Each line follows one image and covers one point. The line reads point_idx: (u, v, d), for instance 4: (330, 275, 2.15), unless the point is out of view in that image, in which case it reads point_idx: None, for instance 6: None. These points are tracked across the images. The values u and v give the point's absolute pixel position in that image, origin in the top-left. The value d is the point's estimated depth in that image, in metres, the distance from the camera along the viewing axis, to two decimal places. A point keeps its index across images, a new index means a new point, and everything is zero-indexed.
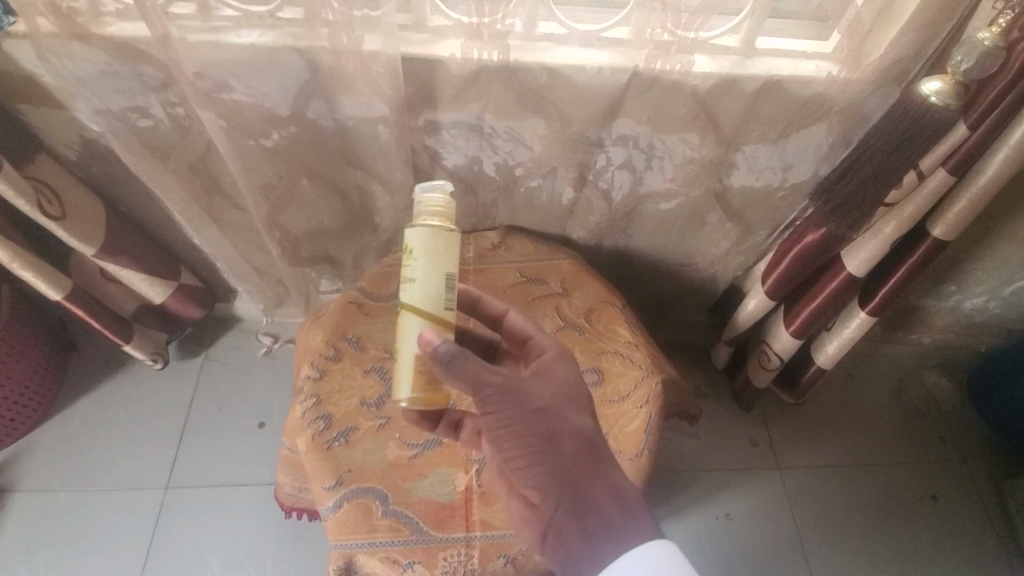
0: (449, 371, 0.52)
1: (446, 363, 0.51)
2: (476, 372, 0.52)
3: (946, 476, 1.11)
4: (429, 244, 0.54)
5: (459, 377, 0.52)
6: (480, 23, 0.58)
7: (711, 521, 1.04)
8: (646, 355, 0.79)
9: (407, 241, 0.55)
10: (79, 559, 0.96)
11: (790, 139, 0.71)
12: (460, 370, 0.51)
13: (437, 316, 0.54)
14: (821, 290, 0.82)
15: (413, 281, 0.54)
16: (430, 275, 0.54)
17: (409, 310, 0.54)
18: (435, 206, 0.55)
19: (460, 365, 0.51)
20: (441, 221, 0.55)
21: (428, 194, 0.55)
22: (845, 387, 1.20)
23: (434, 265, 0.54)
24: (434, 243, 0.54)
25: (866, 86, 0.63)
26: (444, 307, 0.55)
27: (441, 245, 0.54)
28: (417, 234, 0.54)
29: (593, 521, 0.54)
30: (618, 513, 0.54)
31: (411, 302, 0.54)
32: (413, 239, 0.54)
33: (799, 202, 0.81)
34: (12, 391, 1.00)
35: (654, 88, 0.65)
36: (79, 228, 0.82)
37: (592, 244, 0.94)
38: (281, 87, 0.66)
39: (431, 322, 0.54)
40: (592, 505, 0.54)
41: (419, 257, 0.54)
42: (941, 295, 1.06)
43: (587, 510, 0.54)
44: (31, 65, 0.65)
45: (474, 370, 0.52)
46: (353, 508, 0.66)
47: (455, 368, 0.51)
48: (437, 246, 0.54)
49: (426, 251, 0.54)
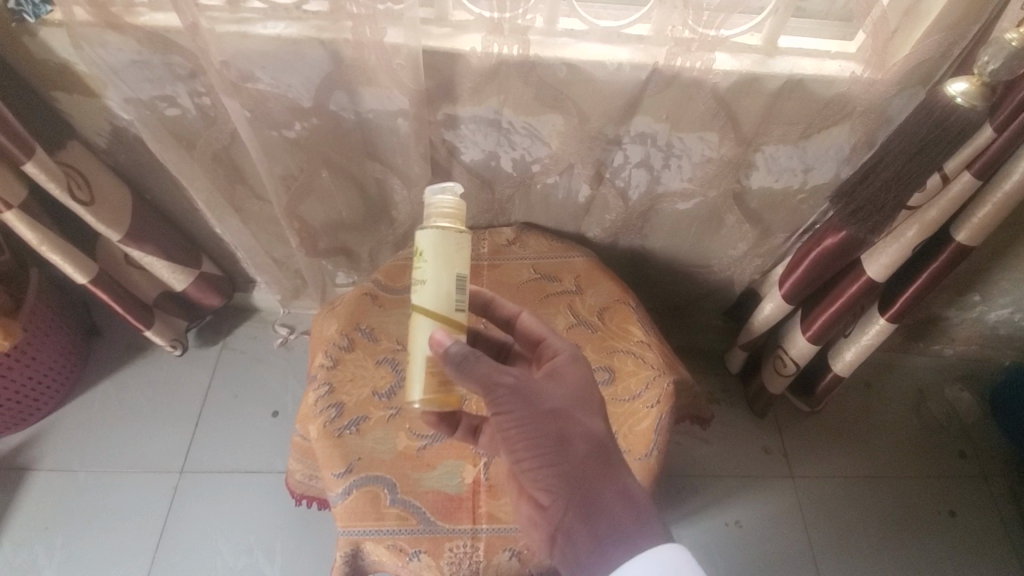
0: (459, 372, 0.52)
1: (457, 364, 0.52)
2: (487, 372, 0.52)
3: (967, 493, 1.08)
4: (438, 246, 0.54)
5: (469, 378, 0.52)
6: (501, 18, 0.58)
7: (720, 528, 1.03)
8: (658, 354, 0.78)
9: (418, 243, 0.55)
10: (95, 538, 0.99)
11: (811, 139, 0.71)
12: (470, 370, 0.52)
13: (449, 317, 0.54)
14: (841, 295, 0.80)
15: (424, 283, 0.55)
16: (440, 278, 0.54)
17: (420, 311, 0.55)
18: (446, 207, 0.56)
19: (471, 366, 0.52)
20: (452, 222, 0.56)
21: (438, 196, 0.56)
22: (863, 396, 1.17)
23: (444, 267, 0.54)
24: (445, 245, 0.54)
25: (891, 88, 0.62)
26: (456, 308, 0.55)
27: (452, 247, 0.55)
28: (427, 237, 0.55)
29: (602, 524, 0.53)
30: (628, 517, 0.54)
31: (421, 305, 0.55)
32: (423, 242, 0.55)
33: (819, 204, 0.80)
34: (39, 373, 1.02)
35: (674, 85, 0.65)
36: (106, 214, 0.84)
37: (607, 243, 0.94)
38: (304, 79, 0.67)
39: (442, 323, 0.54)
40: (602, 508, 0.54)
41: (429, 260, 0.54)
42: (965, 305, 1.04)
43: (598, 514, 0.54)
44: (67, 52, 0.67)
45: (485, 370, 0.52)
46: (363, 494, 0.67)
47: (466, 368, 0.52)
48: (447, 248, 0.54)
49: (435, 254, 0.54)
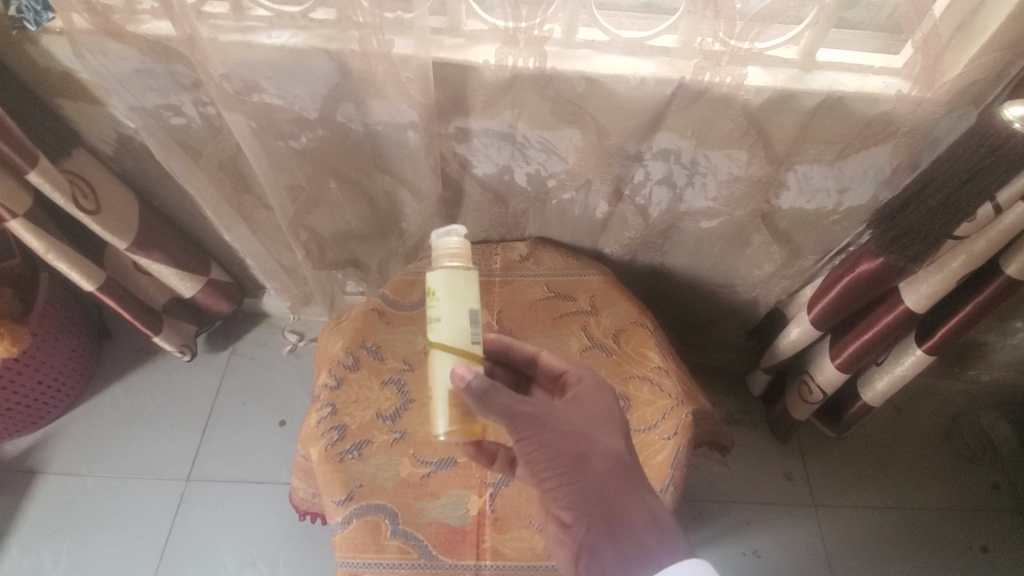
0: (481, 405, 0.51)
1: (478, 397, 0.51)
2: (507, 404, 0.51)
3: (1003, 528, 1.02)
4: (451, 285, 0.55)
5: (491, 409, 0.51)
6: (516, 28, 0.55)
7: (737, 557, 0.98)
8: (677, 383, 0.74)
9: (428, 284, 0.55)
10: (99, 544, 0.98)
11: (849, 159, 0.66)
12: (491, 403, 0.51)
13: (466, 350, 0.54)
14: (876, 321, 0.75)
15: (438, 321, 0.54)
16: (456, 314, 0.54)
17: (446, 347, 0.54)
18: (452, 247, 0.56)
19: (492, 398, 0.51)
20: (459, 260, 0.56)
21: (444, 239, 0.57)
22: (892, 422, 1.11)
23: (458, 301, 0.54)
24: (455, 281, 0.55)
25: (940, 107, 0.57)
26: (473, 340, 0.54)
27: (462, 281, 0.55)
28: (438, 277, 0.55)
29: (627, 540, 0.51)
30: (654, 535, 0.51)
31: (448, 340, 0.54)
32: (435, 282, 0.55)
33: (855, 227, 0.75)
34: (48, 377, 1.02)
35: (702, 100, 0.60)
36: (112, 223, 0.82)
37: (625, 259, 0.90)
38: (311, 91, 0.64)
39: (462, 356, 0.54)
40: (626, 525, 0.51)
41: (440, 297, 0.54)
42: (1006, 332, 0.98)
43: (623, 531, 0.51)
44: (68, 61, 0.65)
45: (504, 402, 0.51)
46: (363, 524, 0.65)
47: (487, 401, 0.51)
48: (458, 284, 0.55)
49: (447, 291, 0.54)
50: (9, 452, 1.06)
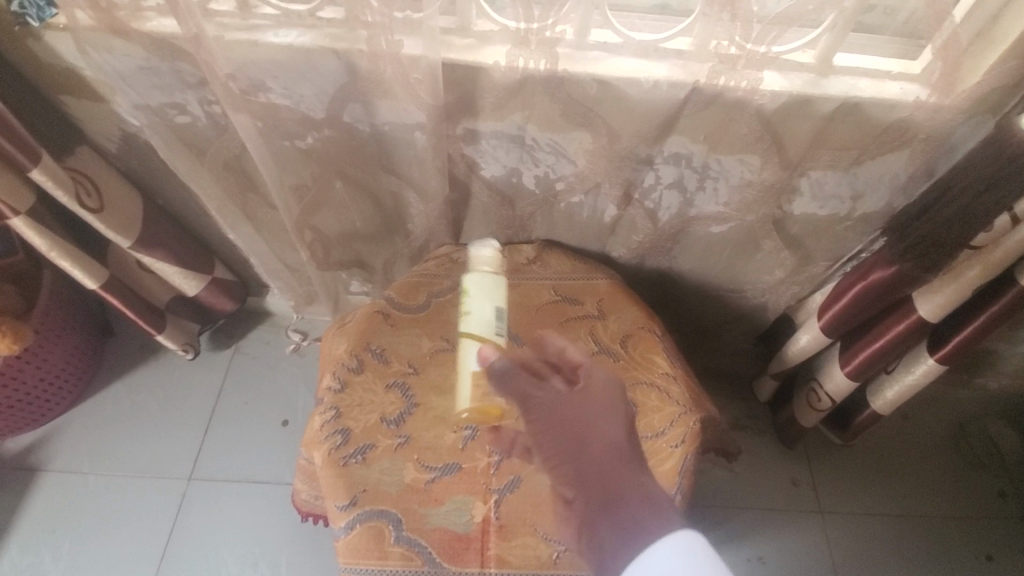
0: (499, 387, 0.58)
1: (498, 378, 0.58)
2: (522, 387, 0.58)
3: (1008, 538, 1.01)
4: (484, 286, 0.66)
5: (509, 390, 0.58)
6: (527, 29, 0.54)
7: (741, 564, 0.98)
8: (684, 390, 0.73)
9: (464, 283, 0.67)
10: (100, 543, 0.98)
11: (864, 166, 0.64)
12: (507, 385, 0.58)
13: (491, 339, 0.63)
14: (887, 330, 0.74)
15: (469, 314, 0.65)
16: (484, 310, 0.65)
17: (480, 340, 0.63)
18: (486, 259, 0.69)
19: (509, 381, 0.58)
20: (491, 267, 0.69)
21: (481, 251, 0.70)
22: (899, 429, 1.10)
23: (488, 299, 0.66)
24: (485, 282, 0.66)
25: (959, 115, 0.56)
26: (496, 332, 0.64)
27: (490, 281, 0.67)
28: (473, 278, 0.67)
29: (624, 518, 0.51)
30: (650, 515, 0.52)
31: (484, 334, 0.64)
32: (469, 282, 0.67)
33: (868, 233, 0.74)
34: (50, 375, 1.01)
35: (715, 104, 0.59)
36: (115, 221, 0.82)
37: (633, 263, 0.89)
38: (317, 90, 0.63)
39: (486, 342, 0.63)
40: (622, 502, 0.52)
41: (472, 294, 0.66)
42: (1018, 341, 0.96)
43: (619, 509, 0.52)
44: (73, 58, 0.64)
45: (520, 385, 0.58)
46: (367, 530, 0.64)
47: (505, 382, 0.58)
48: (487, 285, 0.67)
49: (478, 291, 0.66)
50: (11, 449, 1.05)
